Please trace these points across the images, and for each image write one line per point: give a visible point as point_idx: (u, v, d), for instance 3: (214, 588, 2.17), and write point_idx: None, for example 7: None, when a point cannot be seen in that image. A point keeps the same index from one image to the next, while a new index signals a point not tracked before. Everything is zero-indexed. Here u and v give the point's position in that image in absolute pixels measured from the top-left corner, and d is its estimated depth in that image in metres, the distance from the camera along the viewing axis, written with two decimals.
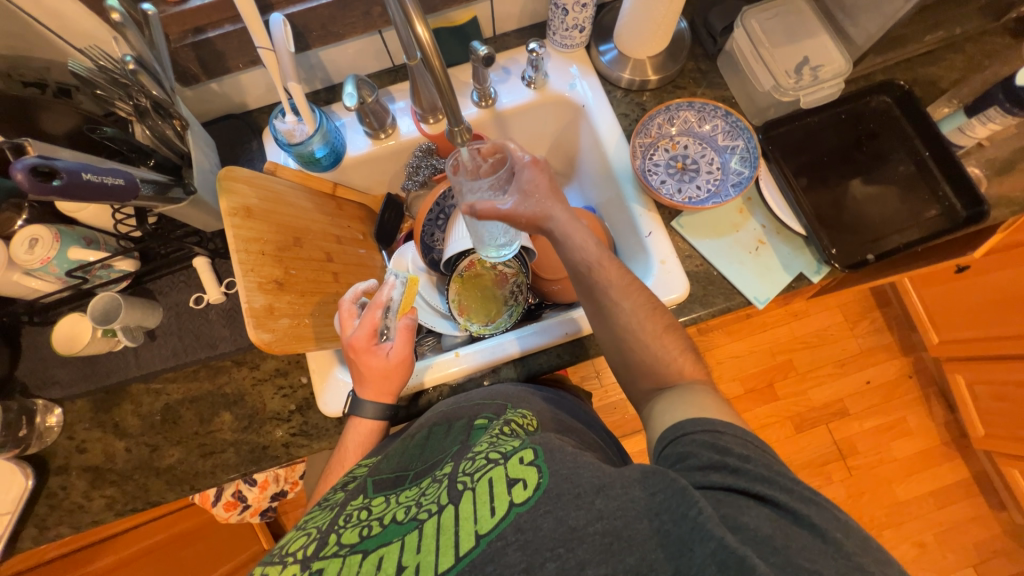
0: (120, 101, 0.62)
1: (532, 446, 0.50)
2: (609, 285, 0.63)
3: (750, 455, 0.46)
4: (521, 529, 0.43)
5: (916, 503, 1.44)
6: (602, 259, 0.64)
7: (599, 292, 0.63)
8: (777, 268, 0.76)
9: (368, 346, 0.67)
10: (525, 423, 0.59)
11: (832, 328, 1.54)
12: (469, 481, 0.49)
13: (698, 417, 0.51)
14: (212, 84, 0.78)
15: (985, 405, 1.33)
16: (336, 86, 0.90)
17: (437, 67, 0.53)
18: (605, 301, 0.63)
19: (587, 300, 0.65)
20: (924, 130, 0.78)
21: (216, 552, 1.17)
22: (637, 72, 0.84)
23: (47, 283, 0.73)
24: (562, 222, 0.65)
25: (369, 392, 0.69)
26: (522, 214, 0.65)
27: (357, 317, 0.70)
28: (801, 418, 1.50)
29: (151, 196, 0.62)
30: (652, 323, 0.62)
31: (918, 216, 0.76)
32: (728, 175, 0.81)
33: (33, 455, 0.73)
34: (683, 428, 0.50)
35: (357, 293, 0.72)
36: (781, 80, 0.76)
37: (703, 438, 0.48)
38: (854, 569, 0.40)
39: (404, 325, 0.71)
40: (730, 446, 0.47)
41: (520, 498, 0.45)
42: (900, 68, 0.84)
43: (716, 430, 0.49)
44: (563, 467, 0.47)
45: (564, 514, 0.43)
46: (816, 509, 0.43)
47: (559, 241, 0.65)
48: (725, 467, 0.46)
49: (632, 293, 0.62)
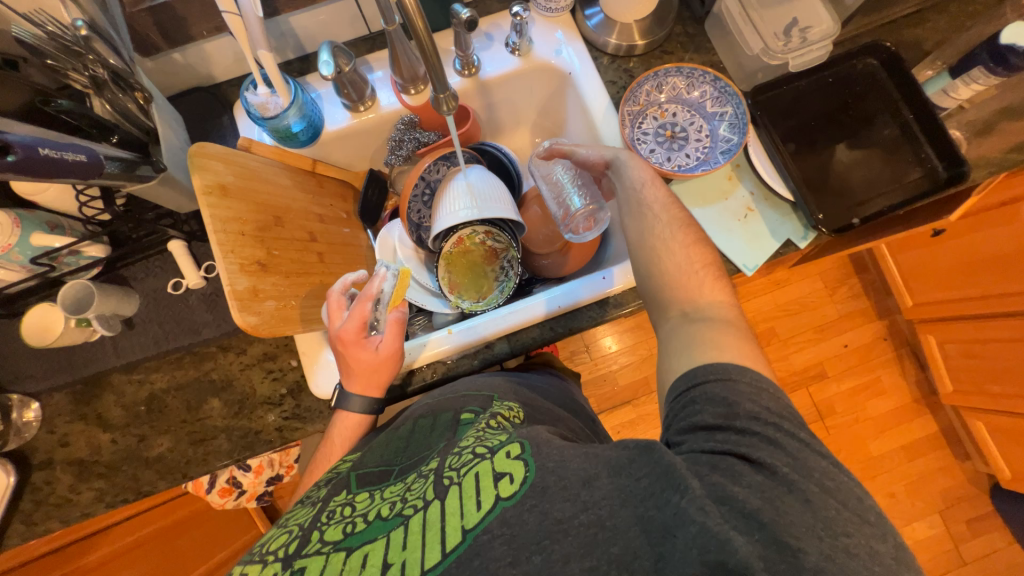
0: (74, 72, 0.59)
1: (519, 440, 0.51)
2: (653, 203, 0.64)
3: (760, 413, 0.46)
4: (507, 523, 0.44)
5: (889, 457, 1.52)
6: (653, 178, 0.67)
7: (642, 206, 0.64)
8: (765, 234, 0.77)
9: (358, 339, 0.65)
10: (511, 415, 0.60)
11: (813, 295, 1.58)
12: (455, 476, 0.49)
13: (710, 362, 0.50)
14: (175, 54, 0.74)
15: (955, 362, 1.39)
16: (310, 56, 0.85)
17: (420, 29, 0.50)
18: (648, 214, 0.63)
19: (629, 215, 0.65)
20: (909, 93, 0.78)
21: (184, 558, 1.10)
22: (624, 37, 0.81)
23: (11, 273, 0.68)
24: (624, 155, 0.70)
25: (356, 385, 0.67)
26: (588, 158, 0.73)
27: (346, 309, 0.68)
28: (783, 381, 1.55)
29: (117, 173, 0.57)
30: (687, 231, 0.61)
31: (901, 179, 0.77)
32: (718, 142, 0.80)
33: (14, 451, 0.71)
34: (695, 378, 0.50)
35: (347, 284, 0.69)
36: (770, 42, 0.75)
37: (716, 390, 0.48)
38: (837, 546, 0.40)
39: (394, 318, 0.68)
40: (742, 398, 0.47)
41: (507, 492, 0.46)
42: (885, 30, 0.83)
43: (729, 378, 0.48)
44: (549, 460, 0.48)
45: (550, 506, 0.44)
46: (787, 458, 0.44)
47: (618, 165, 0.69)
48: (731, 428, 0.46)
49: (672, 208, 0.64)
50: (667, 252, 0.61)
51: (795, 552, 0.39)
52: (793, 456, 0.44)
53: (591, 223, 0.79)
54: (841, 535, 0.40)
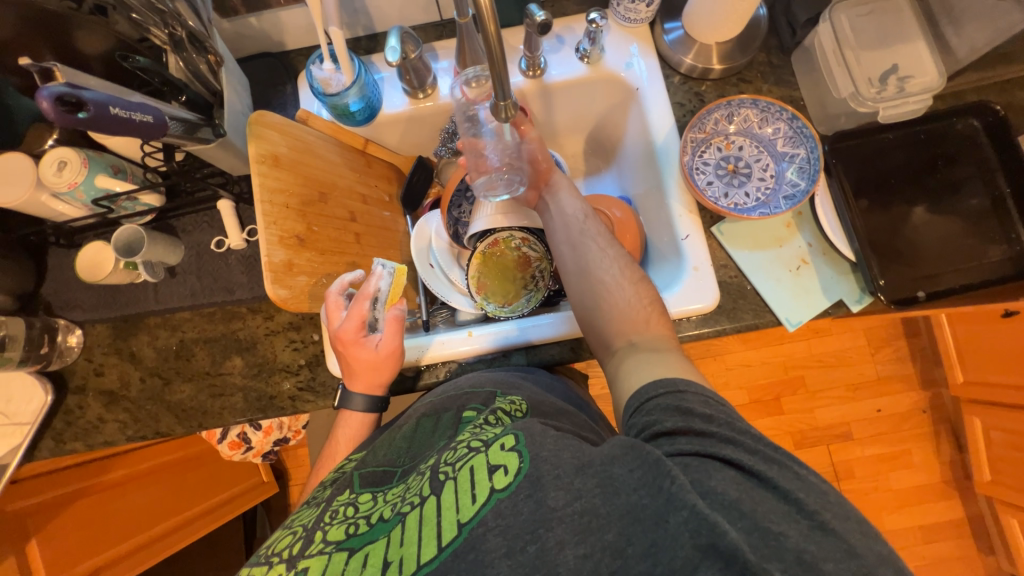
0: (155, 28, 0.61)
1: (514, 432, 0.50)
2: (595, 235, 0.68)
3: (713, 415, 0.46)
4: (501, 514, 0.44)
5: (905, 534, 1.43)
6: (587, 212, 0.71)
7: (585, 238, 0.67)
8: (816, 290, 0.72)
9: (356, 338, 0.66)
10: (512, 410, 0.59)
11: (854, 351, 1.48)
12: (450, 471, 0.49)
13: (660, 379, 0.51)
14: (251, 18, 0.75)
15: (1000, 453, 1.28)
16: (378, 35, 0.85)
17: (491, 31, 0.46)
18: (587, 248, 0.66)
19: (571, 249, 0.67)
20: (1011, 163, 0.71)
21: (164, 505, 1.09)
22: (701, 58, 0.77)
23: (73, 209, 0.72)
24: (561, 187, 0.75)
25: (358, 385, 0.68)
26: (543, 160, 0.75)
27: (344, 309, 0.68)
28: (802, 435, 1.47)
29: (179, 135, 0.62)
30: (631, 269, 0.64)
31: (982, 255, 0.70)
32: (782, 186, 0.75)
33: (53, 371, 0.76)
34: (646, 393, 0.50)
35: (345, 284, 0.68)
36: (861, 87, 0.70)
37: (667, 402, 0.48)
38: (814, 527, 0.40)
39: (393, 317, 0.69)
40: (693, 406, 0.47)
41: (502, 484, 0.45)
42: (996, 90, 0.76)
43: (678, 390, 0.49)
44: (544, 449, 0.47)
45: (544, 496, 0.44)
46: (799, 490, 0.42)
47: (552, 201, 0.74)
48: (691, 431, 0.45)
49: (614, 244, 0.67)
50: (616, 286, 0.62)
51: (776, 535, 0.39)
52: (804, 480, 0.43)
53: (492, 187, 0.75)
54: (813, 513, 0.41)
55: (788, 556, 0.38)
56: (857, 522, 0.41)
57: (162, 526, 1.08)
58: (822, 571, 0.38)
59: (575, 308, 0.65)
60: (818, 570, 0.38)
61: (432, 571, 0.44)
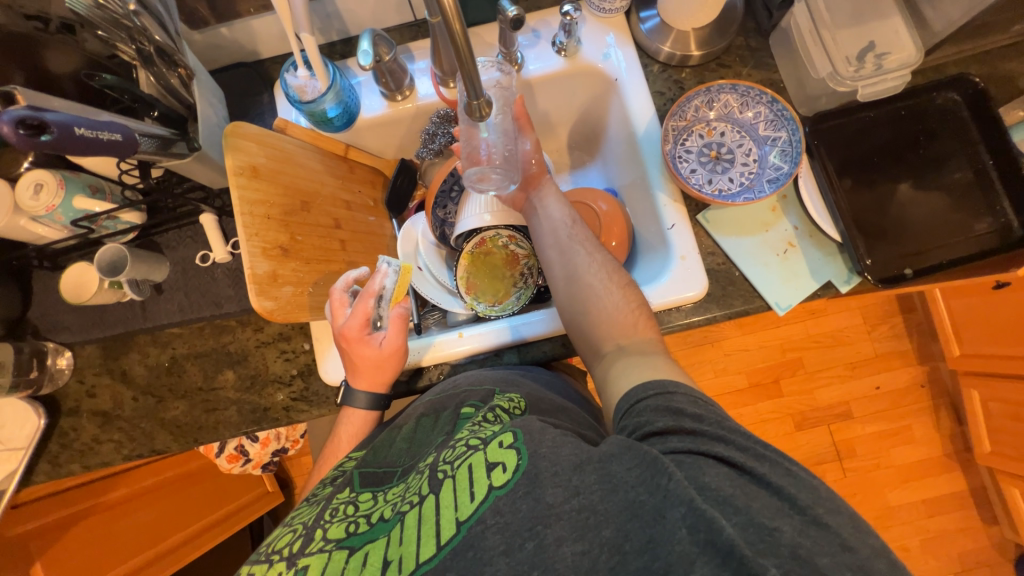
0: (121, 43, 0.60)
1: (512, 430, 0.50)
2: (582, 241, 0.67)
3: (702, 415, 0.46)
4: (499, 512, 0.44)
5: (907, 509, 1.44)
6: (572, 218, 0.70)
7: (573, 243, 0.67)
8: (804, 273, 0.72)
9: (359, 336, 0.66)
10: (510, 407, 0.59)
11: (850, 330, 1.49)
12: (450, 469, 0.49)
13: (649, 381, 0.51)
14: (223, 28, 0.75)
15: (999, 424, 1.28)
16: (353, 39, 0.85)
17: (457, 31, 0.44)
18: (575, 254, 0.66)
19: (560, 255, 0.67)
20: (993, 136, 0.70)
21: (168, 521, 1.10)
22: (678, 45, 0.76)
23: (54, 231, 0.72)
24: (544, 195, 0.73)
25: (363, 382, 0.68)
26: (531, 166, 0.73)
27: (348, 306, 0.68)
28: (802, 416, 1.48)
29: (151, 152, 0.62)
30: (618, 275, 0.64)
31: (968, 230, 0.70)
32: (765, 170, 0.75)
33: (45, 395, 0.76)
34: (636, 396, 0.50)
35: (349, 280, 0.69)
36: (839, 66, 0.70)
37: (657, 403, 0.48)
38: (808, 521, 0.40)
39: (397, 315, 0.69)
40: (683, 406, 0.47)
41: (500, 482, 0.45)
42: (975, 62, 0.75)
43: (667, 392, 0.49)
44: (542, 446, 0.47)
45: (542, 492, 0.44)
46: (789, 480, 0.42)
47: (538, 208, 0.73)
48: (682, 431, 0.45)
49: (601, 249, 0.67)
50: (605, 291, 0.62)
51: (771, 530, 0.39)
52: (794, 475, 0.43)
53: (483, 179, 0.66)
54: (807, 508, 0.41)
55: (784, 552, 0.38)
56: (849, 516, 0.41)
57: (167, 542, 1.08)
58: (817, 566, 0.38)
59: (564, 314, 0.65)
60: (813, 565, 0.38)
61: (431, 570, 0.43)
